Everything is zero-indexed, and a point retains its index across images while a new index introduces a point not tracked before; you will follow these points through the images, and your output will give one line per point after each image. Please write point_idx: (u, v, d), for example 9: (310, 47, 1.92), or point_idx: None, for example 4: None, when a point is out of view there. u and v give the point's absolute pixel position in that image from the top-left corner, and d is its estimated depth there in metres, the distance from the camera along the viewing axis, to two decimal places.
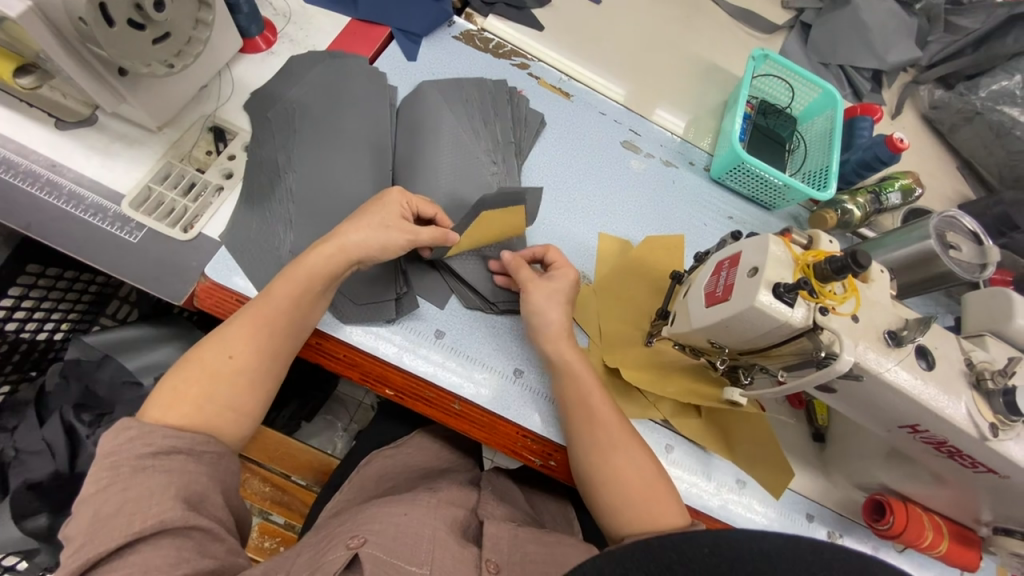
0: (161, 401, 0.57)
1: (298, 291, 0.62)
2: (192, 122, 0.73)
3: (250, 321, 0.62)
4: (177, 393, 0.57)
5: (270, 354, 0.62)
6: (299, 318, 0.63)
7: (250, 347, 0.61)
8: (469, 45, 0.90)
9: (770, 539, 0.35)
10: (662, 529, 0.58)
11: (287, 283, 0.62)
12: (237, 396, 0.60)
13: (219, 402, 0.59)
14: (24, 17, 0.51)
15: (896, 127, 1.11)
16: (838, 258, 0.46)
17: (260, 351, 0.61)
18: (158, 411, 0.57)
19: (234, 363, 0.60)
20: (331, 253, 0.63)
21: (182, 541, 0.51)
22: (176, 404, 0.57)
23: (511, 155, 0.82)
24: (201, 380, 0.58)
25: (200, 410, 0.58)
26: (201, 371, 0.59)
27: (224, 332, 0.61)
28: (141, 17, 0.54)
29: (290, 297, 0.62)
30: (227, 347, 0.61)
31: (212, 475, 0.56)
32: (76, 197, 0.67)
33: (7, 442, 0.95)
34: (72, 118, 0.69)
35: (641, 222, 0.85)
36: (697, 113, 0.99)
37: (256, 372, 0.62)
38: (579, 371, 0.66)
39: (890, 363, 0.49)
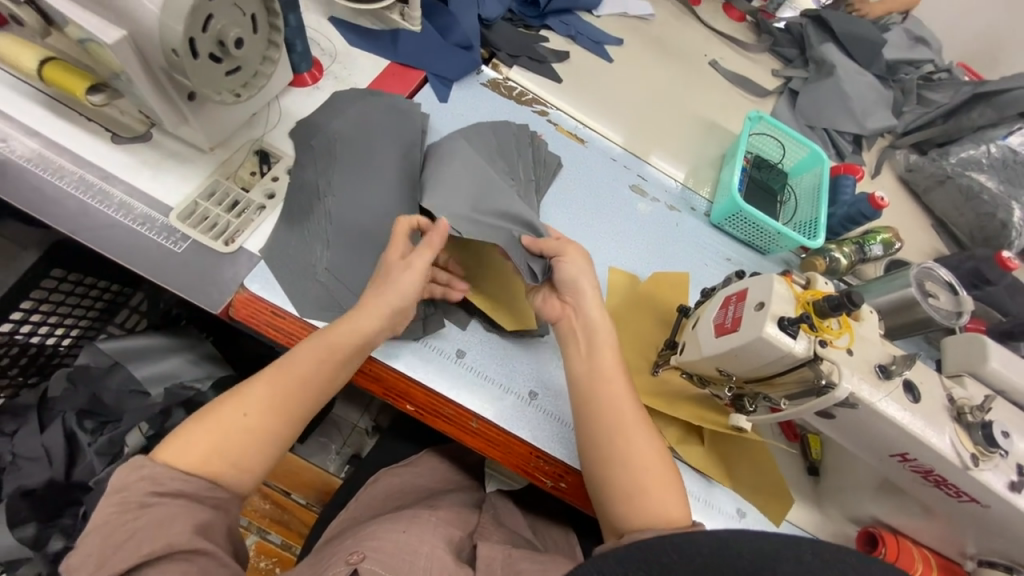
0: (175, 446, 0.57)
1: (326, 360, 0.64)
2: (240, 144, 0.78)
3: (274, 381, 0.63)
4: (190, 446, 0.58)
5: (288, 418, 0.63)
6: (322, 384, 0.64)
7: (269, 407, 0.61)
8: (495, 91, 0.99)
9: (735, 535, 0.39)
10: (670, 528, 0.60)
11: (316, 352, 0.64)
12: (249, 454, 0.60)
13: (231, 461, 0.59)
14: (118, 43, 0.57)
15: (876, 185, 1.22)
16: (835, 297, 0.52)
17: (279, 412, 0.62)
18: (172, 455, 0.57)
19: (249, 421, 0.60)
20: (366, 321, 0.66)
21: (185, 566, 0.52)
22: (189, 455, 0.57)
23: (532, 191, 0.89)
24: (218, 434, 0.58)
25: (208, 461, 0.58)
26: (216, 424, 0.59)
27: (246, 388, 0.62)
28: (222, 52, 0.61)
29: (317, 363, 0.64)
30: (246, 406, 0.61)
31: (223, 506, 0.58)
32: (126, 207, 0.71)
33: (6, 447, 0.95)
34: (128, 134, 0.75)
35: (648, 259, 0.92)
36: (698, 164, 1.08)
37: (269, 438, 0.61)
38: (605, 384, 0.68)
39: (881, 395, 0.54)
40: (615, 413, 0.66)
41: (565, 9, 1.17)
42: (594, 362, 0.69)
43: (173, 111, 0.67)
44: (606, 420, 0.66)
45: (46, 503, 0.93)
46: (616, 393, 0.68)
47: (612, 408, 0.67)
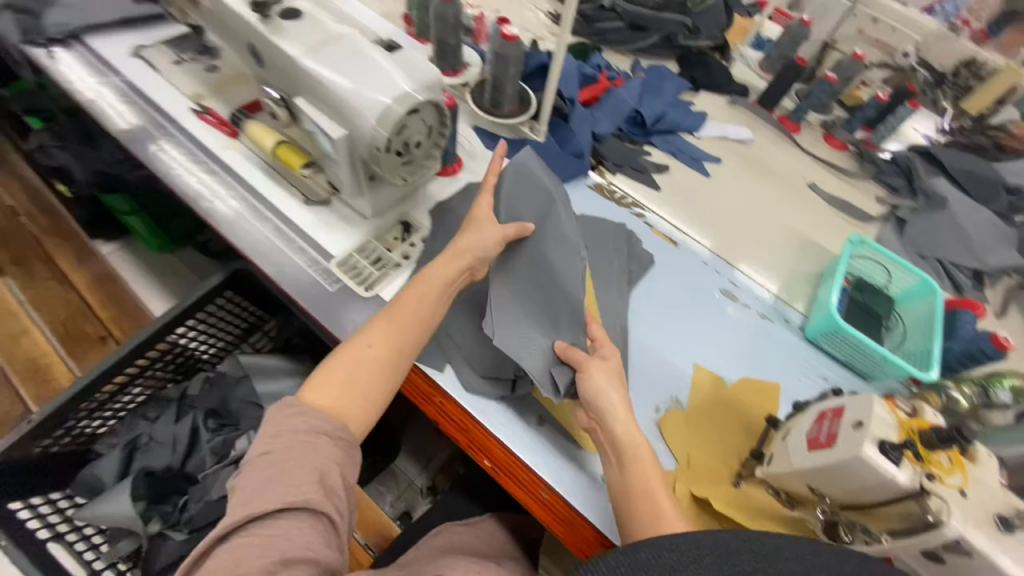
0: (314, 387, 0.69)
1: (422, 302, 0.76)
2: (392, 215, 0.97)
3: (383, 324, 0.74)
4: (327, 378, 0.69)
5: (400, 346, 0.74)
6: (424, 318, 0.76)
7: (383, 336, 0.73)
8: (600, 193, 1.13)
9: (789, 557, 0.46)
10: None
11: (419, 287, 0.77)
12: (374, 379, 0.71)
13: (361, 385, 0.70)
14: (339, 138, 0.78)
15: (1001, 325, 1.13)
16: (947, 431, 0.52)
17: (394, 343, 0.73)
18: (313, 394, 0.68)
19: (373, 351, 0.72)
20: (445, 271, 0.78)
21: (313, 521, 0.59)
22: (326, 389, 0.69)
23: (625, 283, 0.97)
24: (345, 366, 0.70)
25: (343, 392, 0.69)
26: (346, 360, 0.71)
27: (364, 330, 0.74)
28: (404, 148, 0.80)
29: (415, 304, 0.76)
30: (368, 341, 0.73)
31: (342, 461, 0.65)
32: (303, 251, 0.93)
33: (145, 429, 1.14)
34: (316, 198, 0.96)
35: (735, 363, 0.92)
36: (792, 278, 1.10)
37: (386, 361, 0.72)
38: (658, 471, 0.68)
39: (1005, 552, 0.48)
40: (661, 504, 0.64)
41: (669, 130, 1.33)
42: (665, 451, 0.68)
43: (355, 185, 0.87)
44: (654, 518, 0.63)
45: (161, 483, 1.08)
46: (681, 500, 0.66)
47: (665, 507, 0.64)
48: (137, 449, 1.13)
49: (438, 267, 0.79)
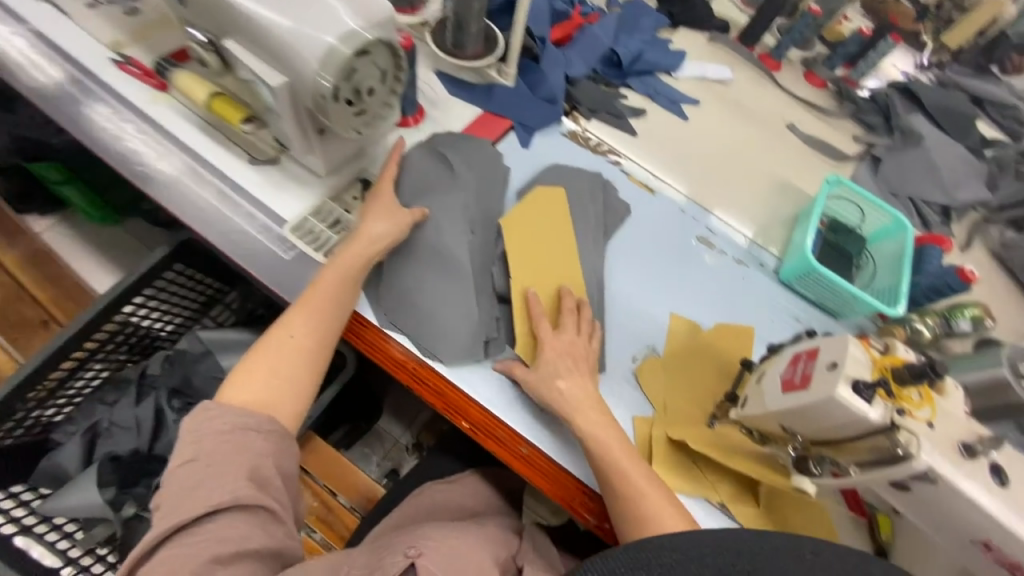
0: (233, 385, 0.69)
1: (339, 284, 0.76)
2: (348, 172, 0.89)
3: (302, 311, 0.74)
4: (249, 373, 0.70)
5: (325, 333, 0.75)
6: (346, 300, 0.77)
7: (305, 327, 0.74)
8: (573, 141, 1.07)
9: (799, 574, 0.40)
10: None
11: (336, 267, 0.77)
12: (300, 367, 0.72)
13: (287, 374, 0.71)
14: (279, 86, 0.70)
15: (965, 259, 1.15)
16: (916, 365, 0.51)
17: (318, 328, 0.74)
18: (234, 390, 0.69)
19: (297, 341, 0.73)
20: (363, 252, 0.78)
21: (249, 517, 0.61)
22: (249, 383, 0.69)
23: (600, 234, 0.93)
24: (268, 361, 0.71)
25: (267, 388, 0.69)
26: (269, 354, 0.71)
27: (285, 318, 0.74)
28: (354, 96, 0.72)
29: (333, 287, 0.76)
30: (290, 330, 0.73)
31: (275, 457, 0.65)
32: (251, 217, 0.86)
33: (104, 414, 1.10)
34: (261, 157, 0.87)
35: (711, 310, 0.92)
36: (768, 221, 1.08)
37: (310, 352, 0.73)
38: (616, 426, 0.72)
39: (965, 475, 0.50)
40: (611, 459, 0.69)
41: (646, 71, 1.25)
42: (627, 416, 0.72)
43: (305, 141, 0.79)
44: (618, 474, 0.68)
45: (130, 469, 1.04)
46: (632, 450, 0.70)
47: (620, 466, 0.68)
48: (98, 434, 1.08)
49: (354, 248, 0.78)
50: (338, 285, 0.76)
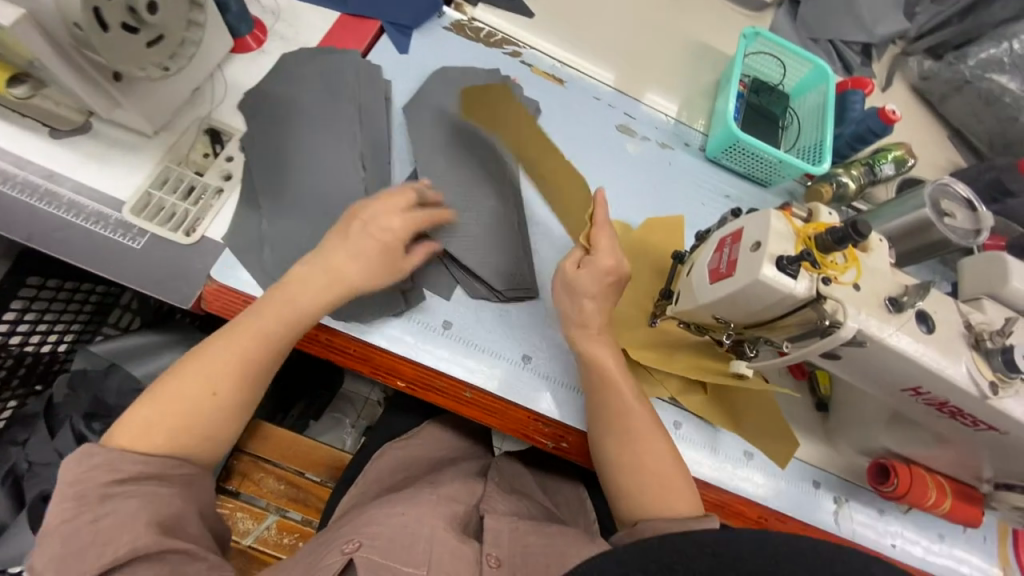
0: (130, 431, 0.55)
1: (281, 334, 0.62)
2: (187, 126, 0.72)
3: (228, 359, 0.59)
4: (148, 426, 0.56)
5: (256, 385, 0.62)
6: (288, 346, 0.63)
7: (234, 378, 0.60)
8: (461, 35, 0.90)
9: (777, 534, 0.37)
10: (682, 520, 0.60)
11: (278, 313, 0.62)
12: (218, 425, 0.59)
13: (200, 434, 0.58)
14: (18, 24, 0.51)
15: (887, 98, 1.12)
16: (839, 228, 0.47)
17: (246, 381, 0.60)
18: (126, 438, 0.55)
19: (218, 397, 0.59)
20: (311, 290, 0.63)
21: (158, 566, 0.52)
22: (146, 436, 0.55)
23: (509, 144, 0.82)
24: (181, 412, 0.57)
25: (176, 442, 0.57)
26: (181, 403, 0.57)
27: (202, 363, 0.59)
28: (136, 20, 0.54)
29: (273, 334, 0.61)
30: (208, 380, 0.58)
31: (185, 495, 0.57)
32: (75, 206, 0.67)
33: (19, 455, 0.96)
34: (66, 127, 0.69)
35: (640, 205, 0.86)
36: (690, 94, 0.99)
37: (239, 405, 0.60)
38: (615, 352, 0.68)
39: (891, 329, 0.50)
40: (616, 386, 0.66)
41: None
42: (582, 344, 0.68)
43: (102, 94, 0.61)
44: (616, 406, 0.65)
45: None
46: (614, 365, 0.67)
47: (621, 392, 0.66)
48: (21, 477, 0.95)
49: (304, 286, 0.63)
50: (280, 333, 0.62)
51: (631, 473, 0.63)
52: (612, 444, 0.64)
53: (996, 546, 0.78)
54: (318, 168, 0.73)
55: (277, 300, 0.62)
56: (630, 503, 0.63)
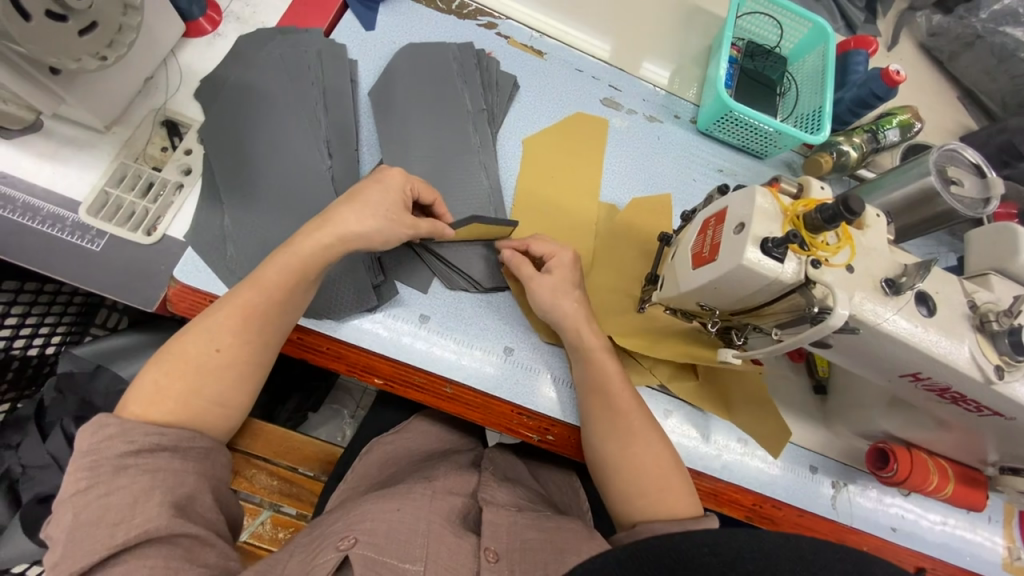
0: (140, 396, 0.55)
1: (277, 293, 0.60)
2: (142, 117, 0.69)
3: (228, 318, 0.59)
4: (160, 389, 0.56)
5: (258, 345, 0.60)
6: (292, 305, 0.61)
7: (238, 339, 0.59)
8: (432, 8, 0.84)
9: (771, 539, 0.38)
10: (678, 520, 0.58)
11: (276, 274, 0.60)
12: (222, 386, 0.58)
13: (209, 396, 0.58)
14: None
15: (893, 58, 1.05)
16: (830, 206, 0.42)
17: (247, 341, 0.59)
18: (139, 406, 0.55)
19: (221, 354, 0.58)
20: (313, 245, 0.61)
21: (170, 549, 0.49)
22: (158, 401, 0.55)
23: (484, 123, 0.78)
24: (187, 374, 0.57)
25: (186, 406, 0.56)
26: (187, 365, 0.57)
27: (206, 324, 0.59)
28: (61, 7, 0.49)
29: (270, 294, 0.60)
30: (211, 339, 0.58)
31: (199, 474, 0.55)
32: (31, 209, 0.63)
33: (12, 459, 0.90)
34: (16, 125, 0.65)
35: (626, 184, 0.81)
36: (679, 61, 0.92)
37: (244, 365, 0.60)
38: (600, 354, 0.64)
39: (888, 313, 0.46)
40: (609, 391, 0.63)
41: None
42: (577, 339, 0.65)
43: (43, 91, 0.57)
44: (606, 411, 0.63)
45: None
46: (606, 361, 0.64)
47: (613, 395, 0.63)
48: (16, 480, 0.90)
49: (303, 244, 0.61)
50: (276, 295, 0.60)
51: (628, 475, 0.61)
52: (614, 445, 0.62)
53: (998, 526, 0.76)
54: (284, 156, 0.70)
55: (275, 263, 0.60)
56: (632, 504, 0.61)
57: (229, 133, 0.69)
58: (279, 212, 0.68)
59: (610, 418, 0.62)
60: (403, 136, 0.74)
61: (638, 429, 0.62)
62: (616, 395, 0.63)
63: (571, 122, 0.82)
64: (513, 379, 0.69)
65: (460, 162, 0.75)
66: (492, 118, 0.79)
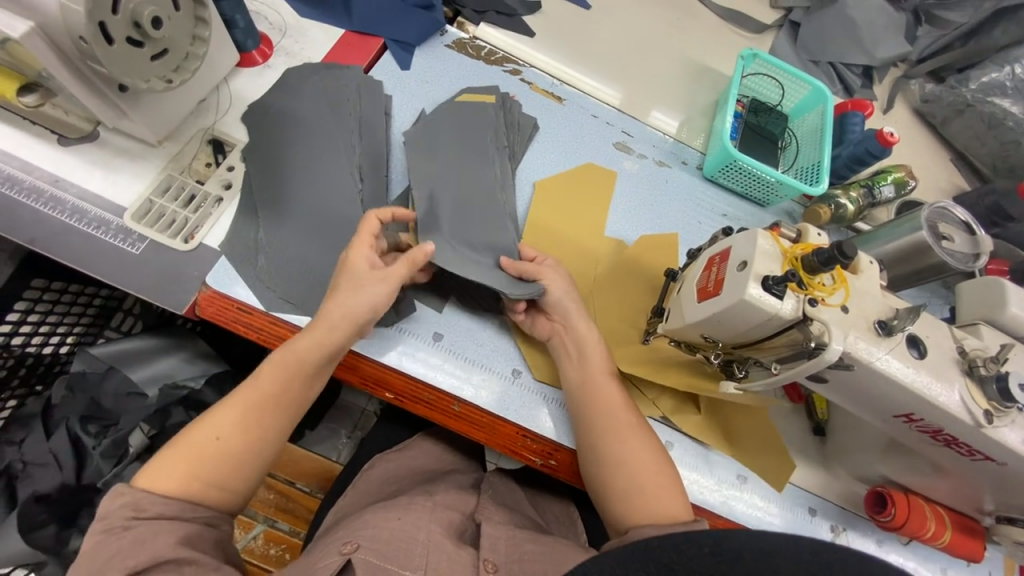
0: (149, 473, 0.55)
1: (295, 374, 0.62)
2: (191, 135, 0.74)
3: (245, 399, 0.60)
4: (171, 466, 0.55)
5: (265, 430, 0.60)
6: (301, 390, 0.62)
7: (247, 424, 0.59)
8: (462, 53, 0.92)
9: (770, 539, 0.35)
10: (671, 522, 0.59)
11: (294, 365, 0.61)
12: (231, 470, 0.58)
13: (214, 481, 0.57)
14: (27, 36, 0.53)
15: (888, 120, 1.12)
16: (826, 250, 0.46)
17: (256, 426, 0.59)
18: (152, 481, 0.55)
19: (230, 439, 0.58)
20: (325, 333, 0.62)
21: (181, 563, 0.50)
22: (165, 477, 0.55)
23: (505, 157, 0.83)
24: (193, 457, 0.56)
25: (191, 487, 0.55)
26: (195, 447, 0.57)
27: (220, 407, 0.59)
28: (140, 35, 0.56)
29: (289, 376, 0.62)
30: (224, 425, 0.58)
31: None
32: (79, 211, 0.68)
33: (14, 456, 0.89)
34: (74, 134, 0.71)
35: (635, 222, 0.86)
36: (688, 113, 1.00)
37: (250, 451, 0.59)
38: (595, 360, 0.69)
39: (881, 352, 0.49)
40: (608, 394, 0.66)
41: None
42: (585, 366, 0.68)
43: (108, 105, 0.64)
44: (604, 412, 0.65)
45: (64, 506, 0.88)
46: (609, 390, 0.67)
47: (602, 401, 0.66)
48: (13, 478, 0.89)
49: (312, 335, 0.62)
50: (284, 373, 0.61)
51: (623, 475, 0.62)
52: (608, 444, 0.64)
53: None
54: (316, 177, 0.75)
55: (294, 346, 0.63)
56: (627, 508, 0.61)
57: (271, 157, 0.74)
58: (319, 238, 0.72)
59: (603, 419, 0.65)
60: (430, 165, 0.78)
61: (622, 429, 0.65)
62: (612, 393, 0.67)
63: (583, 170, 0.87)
64: (520, 405, 0.71)
65: (486, 195, 0.78)
66: (513, 154, 0.85)
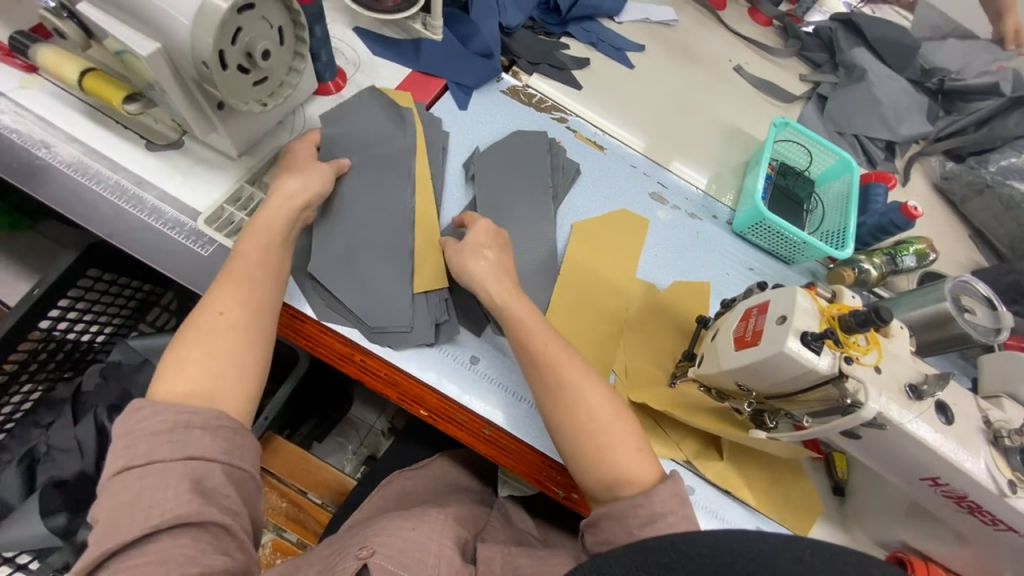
0: (166, 375, 0.56)
1: (266, 249, 0.66)
2: (266, 152, 0.81)
3: (226, 282, 0.63)
4: (180, 361, 0.57)
5: (257, 304, 0.63)
6: (275, 262, 0.67)
7: (237, 300, 0.62)
8: (514, 98, 1.00)
9: (771, 540, 0.36)
10: (643, 484, 0.59)
11: (257, 240, 0.66)
12: (235, 346, 0.59)
13: (223, 355, 0.58)
14: (152, 55, 0.60)
15: (908, 193, 1.18)
16: (862, 312, 0.50)
17: (247, 301, 0.62)
18: (169, 384, 0.56)
19: (223, 318, 0.60)
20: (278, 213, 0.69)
21: (198, 533, 0.49)
22: (181, 372, 0.56)
23: (548, 197, 0.88)
24: (201, 341, 0.58)
25: (210, 371, 0.57)
26: (198, 335, 0.58)
27: (206, 297, 0.62)
28: (249, 63, 0.63)
29: (261, 253, 0.66)
30: (214, 307, 0.61)
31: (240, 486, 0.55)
32: (157, 211, 0.73)
33: (40, 439, 0.92)
34: (162, 141, 0.77)
35: (665, 267, 0.90)
36: (719, 170, 1.06)
37: (250, 324, 0.61)
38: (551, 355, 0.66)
39: (911, 416, 0.52)
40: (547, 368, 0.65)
41: (586, 17, 1.18)
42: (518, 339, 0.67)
43: (204, 120, 0.70)
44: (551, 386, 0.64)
45: (80, 493, 0.89)
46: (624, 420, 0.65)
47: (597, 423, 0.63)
48: (36, 461, 0.91)
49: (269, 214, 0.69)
50: (257, 249, 0.66)
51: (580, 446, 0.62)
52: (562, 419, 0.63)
53: None
54: (371, 199, 0.79)
55: (256, 229, 0.67)
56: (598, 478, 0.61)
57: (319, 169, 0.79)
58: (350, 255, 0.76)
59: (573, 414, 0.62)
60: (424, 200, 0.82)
61: (611, 428, 0.62)
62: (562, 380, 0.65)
63: (616, 214, 0.92)
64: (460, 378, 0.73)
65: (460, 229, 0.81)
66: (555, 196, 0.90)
